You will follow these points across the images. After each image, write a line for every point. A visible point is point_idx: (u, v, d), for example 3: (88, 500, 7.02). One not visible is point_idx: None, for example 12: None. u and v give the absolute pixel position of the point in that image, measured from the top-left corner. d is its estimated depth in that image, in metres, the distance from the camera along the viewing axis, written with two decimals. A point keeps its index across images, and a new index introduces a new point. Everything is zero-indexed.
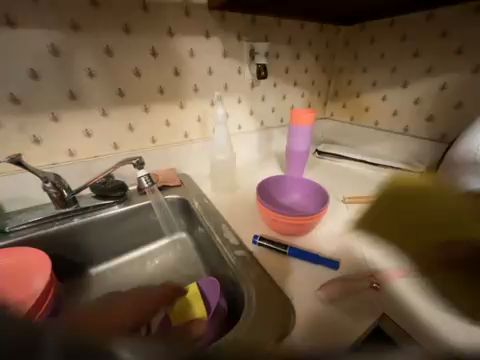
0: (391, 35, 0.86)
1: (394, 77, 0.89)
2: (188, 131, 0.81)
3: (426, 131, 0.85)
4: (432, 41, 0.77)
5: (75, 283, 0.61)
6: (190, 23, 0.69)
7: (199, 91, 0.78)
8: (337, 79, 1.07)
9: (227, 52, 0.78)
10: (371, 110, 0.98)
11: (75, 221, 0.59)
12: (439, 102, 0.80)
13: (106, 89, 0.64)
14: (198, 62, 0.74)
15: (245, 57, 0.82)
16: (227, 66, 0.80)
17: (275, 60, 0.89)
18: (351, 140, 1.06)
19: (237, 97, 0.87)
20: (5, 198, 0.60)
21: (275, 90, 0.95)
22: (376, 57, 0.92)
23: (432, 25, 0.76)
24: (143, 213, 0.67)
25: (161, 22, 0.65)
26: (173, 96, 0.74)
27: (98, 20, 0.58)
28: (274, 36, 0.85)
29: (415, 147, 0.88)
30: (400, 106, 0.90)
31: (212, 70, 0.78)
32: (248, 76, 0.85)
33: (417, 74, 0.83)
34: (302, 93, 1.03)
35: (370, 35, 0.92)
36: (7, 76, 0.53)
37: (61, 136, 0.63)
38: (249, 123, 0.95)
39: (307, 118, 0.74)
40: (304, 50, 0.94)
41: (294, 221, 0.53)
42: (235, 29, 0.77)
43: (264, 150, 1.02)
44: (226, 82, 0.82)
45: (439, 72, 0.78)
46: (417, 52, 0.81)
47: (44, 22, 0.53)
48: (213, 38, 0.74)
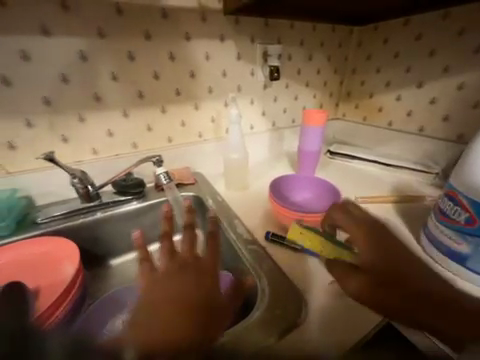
0: (406, 34, 0.85)
1: (408, 77, 0.88)
2: (202, 131, 0.84)
3: (442, 131, 0.84)
4: (448, 40, 0.76)
5: (97, 273, 0.65)
6: (206, 27, 0.72)
7: (213, 93, 0.81)
8: (350, 80, 1.07)
9: (241, 55, 0.81)
10: (384, 110, 0.98)
11: (98, 215, 0.63)
12: (456, 101, 0.79)
13: (127, 92, 0.68)
14: (213, 65, 0.77)
15: (258, 59, 0.85)
16: (241, 68, 0.82)
17: (287, 61, 0.90)
18: (364, 141, 1.06)
19: (249, 98, 0.89)
20: (36, 192, 0.65)
21: (287, 91, 0.96)
22: (391, 57, 0.91)
23: (449, 24, 0.75)
24: (160, 209, 0.70)
25: (179, 27, 0.68)
26: (189, 98, 0.78)
27: (122, 27, 0.62)
28: (287, 38, 0.87)
29: (431, 148, 0.87)
30: (415, 106, 0.88)
31: (226, 72, 0.80)
32: (261, 77, 0.87)
33: (433, 73, 0.82)
34: (313, 94, 1.04)
35: (384, 35, 0.92)
36: (41, 80, 0.58)
37: (86, 136, 0.68)
38: (261, 123, 0.97)
39: (319, 119, 0.75)
40: (316, 51, 0.95)
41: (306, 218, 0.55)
42: (249, 33, 0.79)
43: (275, 150, 1.04)
44: (239, 84, 0.85)
45: (456, 71, 0.77)
46: (433, 51, 0.80)
47: (74, 30, 0.58)
48: (227, 41, 0.76)
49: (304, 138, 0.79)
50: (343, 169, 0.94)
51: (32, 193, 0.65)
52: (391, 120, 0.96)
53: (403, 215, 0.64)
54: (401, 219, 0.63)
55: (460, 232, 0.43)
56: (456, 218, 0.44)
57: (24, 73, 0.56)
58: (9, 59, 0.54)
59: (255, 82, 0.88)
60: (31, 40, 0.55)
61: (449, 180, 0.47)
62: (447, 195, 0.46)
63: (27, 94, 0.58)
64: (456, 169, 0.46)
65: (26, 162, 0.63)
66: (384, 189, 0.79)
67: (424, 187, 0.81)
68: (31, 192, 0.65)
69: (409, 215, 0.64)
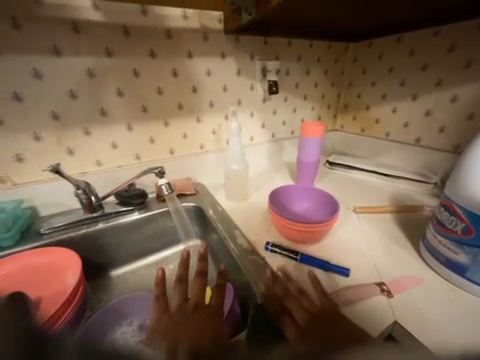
0: (399, 50, 0.89)
1: (403, 90, 0.91)
2: (203, 143, 0.87)
3: (438, 142, 0.85)
4: (439, 55, 0.80)
5: (97, 284, 0.65)
6: (208, 46, 0.76)
7: (214, 106, 0.84)
8: (347, 93, 1.10)
9: (241, 70, 0.84)
10: (381, 122, 1.00)
11: (100, 225, 0.64)
12: (450, 113, 0.81)
13: (131, 106, 0.71)
14: (214, 81, 0.81)
15: (258, 75, 0.88)
16: (241, 83, 0.86)
17: (285, 76, 0.94)
18: (362, 151, 1.08)
19: (249, 111, 0.92)
20: (40, 203, 0.66)
21: (286, 104, 1.00)
22: (385, 71, 0.95)
23: (440, 41, 0.78)
24: (161, 219, 0.71)
25: (182, 46, 0.72)
26: (190, 111, 0.81)
27: (129, 47, 0.66)
28: (285, 55, 0.91)
29: (428, 159, 0.88)
30: (410, 118, 0.91)
31: (226, 87, 0.84)
32: (260, 91, 0.91)
33: (427, 87, 0.84)
34: (312, 106, 1.07)
35: (378, 51, 0.96)
36: (51, 97, 0.62)
37: (91, 149, 0.70)
38: (261, 135, 0.99)
39: (316, 131, 0.77)
40: (313, 66, 0.99)
41: (304, 228, 0.55)
42: (249, 50, 0.83)
43: (275, 161, 1.05)
44: (239, 98, 0.88)
45: (449, 84, 0.79)
46: (425, 66, 0.83)
47: (84, 50, 0.62)
48: (228, 58, 0.80)
49: (303, 149, 0.81)
50: (342, 179, 0.95)
51: (37, 204, 0.66)
52: (388, 131, 0.98)
53: (403, 225, 0.64)
54: (401, 229, 0.63)
55: (456, 241, 0.43)
56: (452, 227, 0.44)
57: (35, 90, 0.59)
58: (22, 76, 0.57)
59: (254, 96, 0.91)
60: (43, 59, 0.58)
61: (445, 190, 0.48)
62: (443, 205, 0.47)
63: (37, 109, 0.61)
64: (451, 179, 0.47)
65: (33, 174, 0.65)
66: (383, 199, 0.80)
67: (423, 197, 0.82)
68: (36, 203, 0.66)
69: (408, 225, 0.65)
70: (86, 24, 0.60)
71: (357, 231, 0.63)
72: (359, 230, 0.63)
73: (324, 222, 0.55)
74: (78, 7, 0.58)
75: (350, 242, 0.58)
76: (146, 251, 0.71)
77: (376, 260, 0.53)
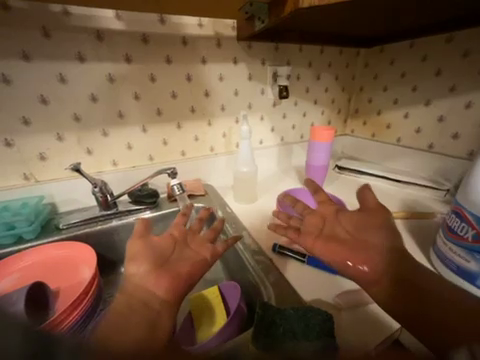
0: (411, 56, 0.89)
1: (415, 95, 0.90)
2: (214, 145, 0.89)
3: (452, 148, 0.84)
4: (453, 61, 0.79)
5: (109, 279, 0.68)
6: (221, 52, 0.78)
7: (225, 110, 0.86)
8: (358, 98, 1.10)
9: (252, 75, 0.86)
10: (392, 127, 0.99)
11: (114, 222, 0.67)
12: (465, 119, 0.79)
13: (147, 109, 0.75)
14: (226, 85, 0.83)
15: (268, 79, 0.90)
16: (252, 88, 0.88)
17: (295, 81, 0.95)
18: (372, 157, 1.07)
19: (259, 115, 0.94)
20: (59, 200, 0.70)
21: (296, 108, 1.01)
22: (397, 77, 0.94)
23: (454, 46, 0.78)
24: (170, 219, 0.73)
25: (196, 53, 0.75)
26: (202, 115, 0.83)
27: (146, 54, 0.69)
28: (296, 60, 0.92)
29: (440, 165, 0.86)
30: (422, 124, 0.90)
31: (238, 92, 0.86)
32: (270, 95, 0.93)
33: (440, 92, 0.83)
34: (321, 111, 1.07)
35: (390, 57, 0.95)
36: (74, 100, 0.66)
37: (108, 149, 0.74)
38: (270, 139, 1.01)
39: (326, 135, 0.77)
40: (324, 71, 1.00)
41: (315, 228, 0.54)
42: (260, 56, 0.85)
43: (284, 164, 1.06)
44: (250, 102, 0.90)
45: (463, 90, 0.78)
46: (439, 71, 0.83)
47: (105, 57, 0.65)
48: (240, 63, 0.83)
49: (312, 153, 0.81)
50: (351, 184, 0.95)
51: (57, 200, 0.70)
52: (400, 136, 0.97)
53: (413, 232, 0.64)
54: (411, 236, 0.62)
55: (467, 249, 0.43)
56: (463, 235, 0.44)
57: (59, 93, 0.63)
58: (48, 81, 0.62)
59: (264, 100, 0.93)
60: (68, 65, 0.62)
61: (456, 197, 0.48)
62: (454, 212, 0.46)
63: (60, 111, 0.65)
64: (463, 186, 0.47)
65: (53, 172, 0.69)
66: (394, 206, 0.79)
67: (435, 203, 0.80)
68: (55, 200, 0.70)
69: (419, 232, 0.64)
70: (108, 32, 0.64)
71: None
72: None
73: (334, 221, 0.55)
74: (102, 17, 0.62)
75: None
76: None
77: None
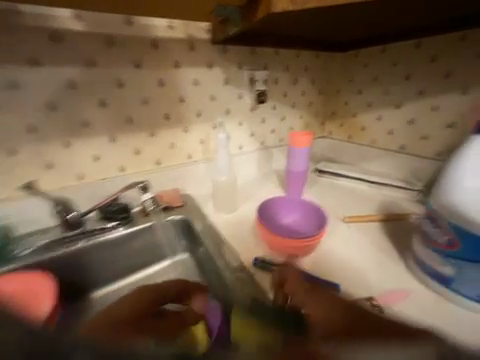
0: (381, 61, 0.92)
1: (387, 99, 0.93)
2: (192, 152, 0.85)
3: (421, 149, 0.88)
4: (422, 65, 0.83)
5: (76, 306, 0.61)
6: (195, 56, 0.75)
7: (202, 116, 0.83)
8: (334, 100, 1.11)
9: (229, 80, 0.84)
10: (366, 129, 1.02)
11: (81, 244, 0.60)
12: (432, 122, 0.84)
13: (116, 117, 0.69)
14: (202, 90, 0.80)
15: (246, 84, 0.88)
16: (229, 93, 0.86)
17: (273, 85, 0.95)
18: (349, 159, 1.10)
19: (238, 121, 0.92)
20: (13, 222, 0.62)
21: (274, 112, 1.00)
22: (370, 81, 0.97)
23: (422, 51, 0.82)
24: (146, 234, 0.68)
25: (168, 56, 0.71)
26: (177, 122, 0.79)
27: (112, 57, 0.64)
28: (273, 64, 0.91)
29: (412, 166, 0.91)
30: (394, 126, 0.93)
31: (214, 97, 0.83)
32: (248, 100, 0.91)
33: (410, 96, 0.87)
34: (300, 114, 1.08)
35: (363, 61, 0.98)
36: (27, 108, 0.58)
37: (72, 162, 0.67)
38: (250, 144, 0.99)
39: (304, 140, 0.77)
40: (300, 75, 1.01)
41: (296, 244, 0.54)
42: (236, 60, 0.83)
43: (265, 169, 1.05)
44: (228, 107, 0.87)
45: (430, 94, 0.83)
46: (408, 76, 0.87)
47: (63, 60, 0.59)
48: (216, 68, 0.80)
49: (292, 159, 0.81)
50: (331, 187, 0.95)
51: (13, 222, 0.62)
52: (374, 139, 1.01)
53: (390, 234, 0.65)
54: (388, 238, 0.64)
55: (441, 253, 0.45)
56: (436, 239, 0.45)
57: (8, 101, 0.56)
58: None
59: (243, 105, 0.91)
60: (18, 69, 0.55)
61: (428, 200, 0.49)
62: (427, 216, 0.48)
63: (11, 121, 0.57)
64: (434, 190, 0.48)
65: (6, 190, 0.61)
66: (372, 208, 0.81)
67: (408, 203, 0.84)
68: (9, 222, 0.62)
69: (395, 234, 0.65)
70: (65, 33, 0.58)
71: (349, 244, 0.61)
72: (348, 241, 0.62)
73: (314, 236, 0.54)
74: (58, 17, 0.56)
75: (341, 255, 0.57)
76: (130, 268, 0.68)
77: (368, 273, 0.53)
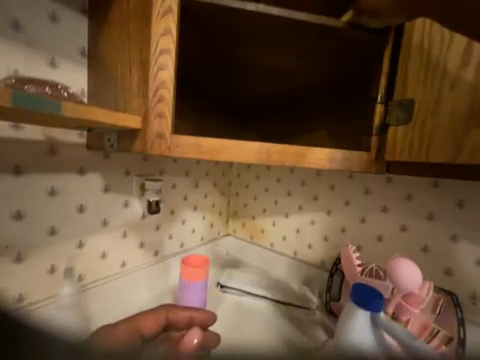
0: (270, 176, 0.99)
1: (278, 208, 0.98)
2: (27, 289, 0.57)
3: (310, 256, 0.92)
4: (298, 187, 0.93)
5: None
6: (55, 161, 0.57)
7: (58, 233, 0.60)
8: (236, 201, 1.08)
9: (110, 186, 0.68)
10: (265, 232, 1.01)
11: None
12: (314, 233, 0.90)
13: None
14: (62, 201, 0.59)
15: (134, 191, 0.73)
16: (110, 202, 0.68)
17: (170, 190, 0.85)
18: (254, 261, 1.03)
19: (120, 232, 0.72)
20: None
21: (172, 216, 0.87)
22: (262, 190, 1.01)
23: (294, 176, 0.94)
24: None
25: (3, 161, 0.51)
26: (3, 248, 0.53)
27: None
28: (171, 169, 0.83)
29: (306, 273, 0.91)
30: (287, 232, 0.96)
31: (84, 207, 0.63)
32: (137, 208, 0.75)
33: (294, 208, 0.94)
34: (203, 215, 0.98)
35: (255, 173, 1.03)
36: None
37: None
38: (137, 257, 0.77)
39: (199, 270, 0.63)
40: (202, 180, 0.96)
41: None
42: (122, 166, 0.70)
43: (158, 288, 0.82)
44: (106, 217, 0.68)
45: (307, 210, 0.92)
46: (290, 192, 0.95)
47: None
48: (90, 174, 0.63)
49: (183, 295, 0.63)
50: (236, 316, 0.77)
51: None
52: (272, 242, 1.00)
53: None
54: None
55: None
56: None
57: None
58: None
59: (128, 214, 0.73)
60: None
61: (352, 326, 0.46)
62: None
63: None
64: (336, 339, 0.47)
65: None
66: (270, 338, 0.69)
67: (314, 328, 0.75)
68: None
69: None
70: None
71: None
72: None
73: None
74: None
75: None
76: None
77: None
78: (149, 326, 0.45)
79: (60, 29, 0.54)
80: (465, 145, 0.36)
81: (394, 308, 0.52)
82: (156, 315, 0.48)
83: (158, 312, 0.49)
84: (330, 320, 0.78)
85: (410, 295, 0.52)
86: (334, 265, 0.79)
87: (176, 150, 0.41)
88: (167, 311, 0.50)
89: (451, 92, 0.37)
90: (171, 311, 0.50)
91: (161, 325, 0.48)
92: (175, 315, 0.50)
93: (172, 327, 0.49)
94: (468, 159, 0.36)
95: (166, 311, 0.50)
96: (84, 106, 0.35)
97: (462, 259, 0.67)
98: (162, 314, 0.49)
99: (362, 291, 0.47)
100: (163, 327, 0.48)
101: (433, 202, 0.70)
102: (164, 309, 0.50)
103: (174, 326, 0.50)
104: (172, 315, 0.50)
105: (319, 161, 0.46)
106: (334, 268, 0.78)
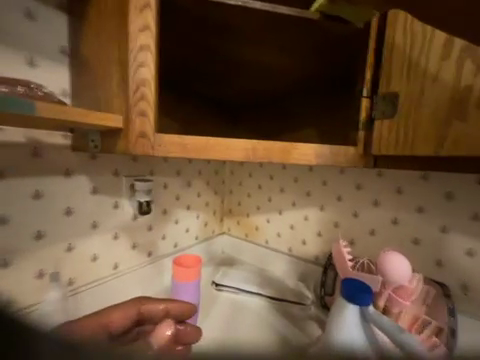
0: (263, 173, 0.98)
1: (271, 205, 0.98)
2: (15, 295, 0.56)
3: (304, 252, 0.92)
4: (291, 184, 0.93)
5: None
6: (39, 163, 0.56)
7: (45, 237, 0.59)
8: (229, 199, 1.07)
9: (98, 188, 0.66)
10: (260, 229, 1.01)
11: None
12: (308, 228, 0.91)
13: None
14: (48, 204, 0.58)
15: (124, 192, 0.72)
16: (98, 203, 0.67)
17: (162, 190, 0.84)
18: (249, 258, 1.03)
19: (111, 233, 0.71)
20: None
21: (165, 216, 0.86)
22: (256, 187, 1.01)
23: (287, 172, 0.93)
24: None
25: None
26: None
27: None
28: (161, 169, 0.82)
29: (301, 269, 0.91)
30: (281, 229, 0.96)
31: (72, 210, 0.62)
32: (127, 209, 0.74)
33: (287, 205, 0.94)
34: (197, 214, 0.97)
35: (248, 170, 1.02)
36: None
37: None
38: (129, 259, 0.77)
39: (191, 270, 0.63)
40: (195, 179, 0.95)
41: None
42: (110, 167, 0.68)
43: (152, 289, 0.81)
44: (95, 220, 0.67)
45: (300, 207, 0.92)
46: (283, 188, 0.95)
47: None
48: (76, 176, 0.62)
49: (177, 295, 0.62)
50: (231, 315, 0.76)
51: None
52: (267, 239, 1.00)
53: None
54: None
55: None
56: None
57: None
58: None
59: (118, 215, 0.72)
60: None
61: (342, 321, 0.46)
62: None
63: None
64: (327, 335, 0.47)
65: None
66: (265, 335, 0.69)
67: (308, 323, 0.75)
68: None
69: None
70: None
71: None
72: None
73: None
74: None
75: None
76: None
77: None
78: (118, 320, 0.42)
79: (39, 28, 0.52)
80: (448, 137, 0.37)
81: (385, 301, 0.52)
82: (125, 309, 0.44)
83: (128, 305, 0.45)
84: (324, 314, 0.78)
85: (399, 287, 0.52)
86: (327, 261, 0.79)
87: (161, 149, 0.40)
88: (139, 304, 0.46)
89: (434, 85, 0.38)
90: (143, 303, 0.47)
91: (133, 319, 0.44)
92: (149, 307, 0.47)
93: (145, 322, 0.46)
94: (452, 151, 0.37)
95: (137, 304, 0.46)
96: (60, 106, 0.34)
97: (452, 249, 0.68)
98: (131, 308, 0.45)
99: (351, 286, 0.47)
100: (136, 322, 0.45)
101: (424, 196, 0.71)
102: (134, 303, 0.46)
103: (149, 320, 0.46)
104: (145, 308, 0.46)
105: (307, 156, 0.46)
106: (327, 263, 0.78)
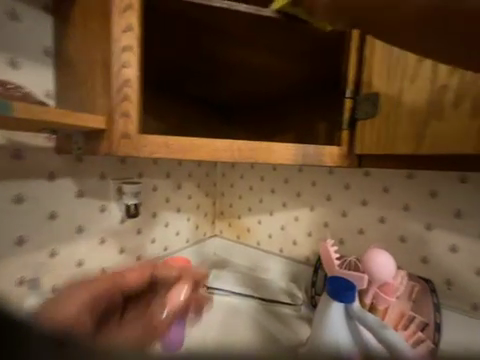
0: (253, 174, 0.99)
1: (262, 206, 0.98)
2: None
3: (295, 252, 0.92)
4: (281, 185, 0.94)
5: None
6: (20, 167, 0.54)
7: (27, 243, 0.57)
8: (221, 201, 1.07)
9: (84, 191, 0.65)
10: (251, 231, 1.01)
11: None
12: (299, 229, 0.91)
13: None
14: (30, 208, 0.56)
15: (112, 195, 0.71)
16: (84, 207, 0.65)
17: (151, 193, 0.83)
18: (242, 260, 1.02)
19: (98, 238, 0.69)
20: None
21: (154, 220, 0.85)
22: (247, 189, 1.01)
23: (277, 174, 0.94)
24: None
25: None
26: None
27: None
28: (151, 171, 0.82)
29: (292, 269, 0.92)
30: (272, 230, 0.97)
31: (56, 214, 0.61)
32: (115, 213, 0.72)
33: (278, 206, 0.95)
34: (188, 217, 0.97)
35: (239, 172, 1.02)
36: None
37: None
38: (118, 263, 0.75)
39: None
40: (185, 181, 0.94)
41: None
42: (97, 169, 0.67)
43: None
44: (81, 223, 0.65)
45: (291, 207, 0.92)
46: (273, 189, 0.95)
47: None
48: (60, 179, 0.60)
49: None
50: (222, 318, 0.75)
51: None
52: (258, 240, 1.00)
53: None
54: None
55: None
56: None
57: None
58: None
59: (106, 219, 0.70)
60: None
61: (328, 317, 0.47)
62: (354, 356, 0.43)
63: None
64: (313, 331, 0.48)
65: None
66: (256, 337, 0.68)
67: (300, 324, 0.75)
68: None
69: None
70: None
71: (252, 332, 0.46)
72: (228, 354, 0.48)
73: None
74: None
75: None
76: None
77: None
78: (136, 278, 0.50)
79: (19, 26, 0.51)
80: (425, 136, 0.38)
81: (372, 298, 0.53)
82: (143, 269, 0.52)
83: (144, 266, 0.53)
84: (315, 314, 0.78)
85: (385, 283, 0.53)
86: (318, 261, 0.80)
87: (145, 150, 0.40)
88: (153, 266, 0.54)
89: (412, 86, 0.39)
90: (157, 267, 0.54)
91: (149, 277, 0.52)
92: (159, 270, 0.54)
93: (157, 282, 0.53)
94: (429, 149, 0.38)
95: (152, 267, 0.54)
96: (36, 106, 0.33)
97: (436, 247, 0.70)
98: (148, 268, 0.53)
99: (336, 285, 0.48)
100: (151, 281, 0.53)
101: (410, 195, 0.73)
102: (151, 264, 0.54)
103: (162, 282, 0.53)
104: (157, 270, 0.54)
105: (293, 157, 0.46)
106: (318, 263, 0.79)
